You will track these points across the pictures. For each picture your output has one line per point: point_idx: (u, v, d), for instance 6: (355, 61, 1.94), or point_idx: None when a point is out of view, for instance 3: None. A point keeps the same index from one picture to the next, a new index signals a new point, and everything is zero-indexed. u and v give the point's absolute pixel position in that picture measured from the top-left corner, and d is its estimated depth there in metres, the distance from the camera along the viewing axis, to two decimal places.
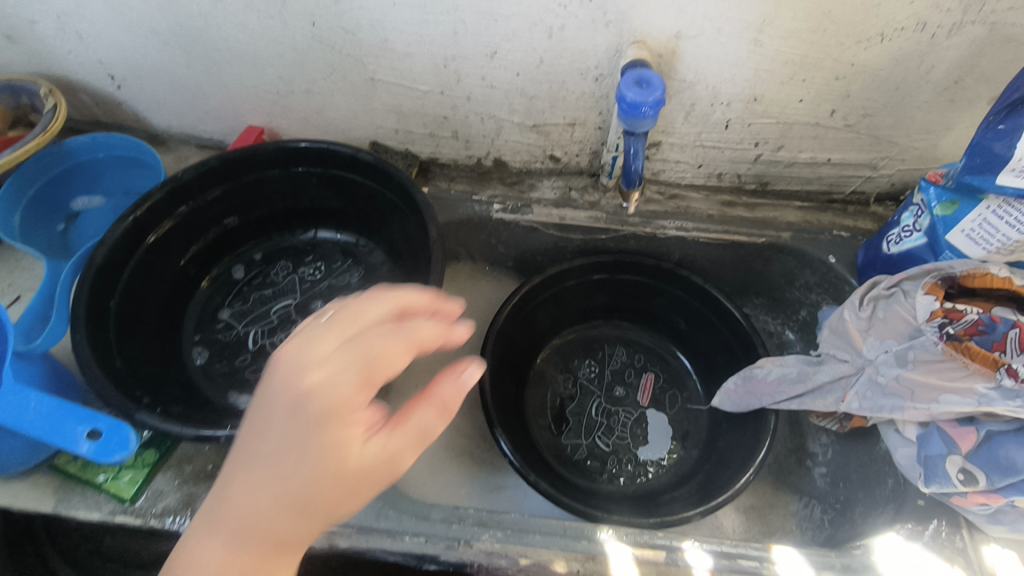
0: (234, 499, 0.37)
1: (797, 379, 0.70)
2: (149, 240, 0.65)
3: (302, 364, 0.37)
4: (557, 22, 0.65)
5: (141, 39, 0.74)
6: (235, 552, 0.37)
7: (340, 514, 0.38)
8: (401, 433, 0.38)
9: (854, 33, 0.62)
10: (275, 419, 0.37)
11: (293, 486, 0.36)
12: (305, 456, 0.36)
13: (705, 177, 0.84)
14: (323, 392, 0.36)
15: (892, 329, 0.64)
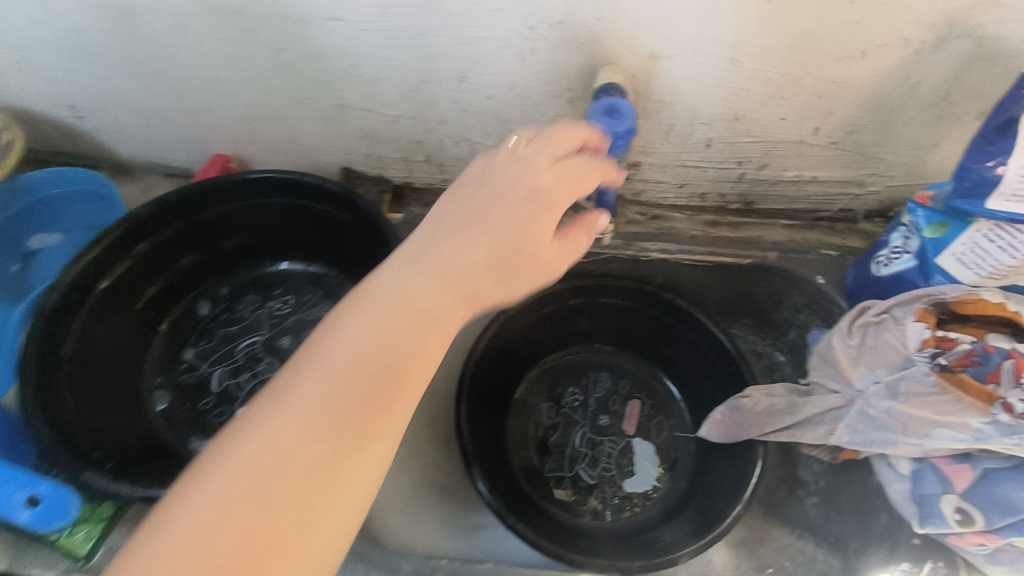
0: (446, 246, 0.40)
1: (785, 411, 0.69)
2: (102, 284, 0.62)
3: (537, 165, 0.44)
4: (526, 45, 0.62)
5: (98, 69, 0.71)
6: (430, 300, 0.38)
7: (512, 291, 0.42)
8: (569, 245, 0.45)
9: (836, 50, 0.60)
10: (506, 197, 0.43)
11: (505, 247, 0.41)
12: (511, 230, 0.42)
13: (687, 197, 0.81)
14: (548, 182, 0.43)
15: (882, 360, 0.61)
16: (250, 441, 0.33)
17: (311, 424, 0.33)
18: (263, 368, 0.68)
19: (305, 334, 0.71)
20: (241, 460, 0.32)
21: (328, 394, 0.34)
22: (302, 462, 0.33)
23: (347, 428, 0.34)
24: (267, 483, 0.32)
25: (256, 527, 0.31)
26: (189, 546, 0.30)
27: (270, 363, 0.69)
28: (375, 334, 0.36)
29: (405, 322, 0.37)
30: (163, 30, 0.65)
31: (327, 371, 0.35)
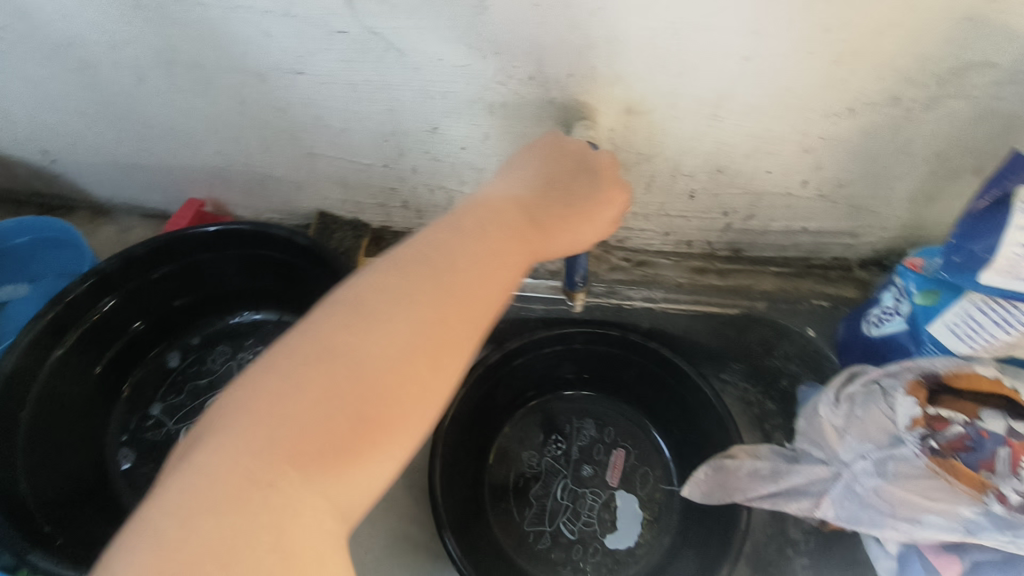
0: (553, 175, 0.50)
1: (769, 477, 0.67)
2: (58, 352, 0.60)
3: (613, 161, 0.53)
4: (497, 99, 0.60)
5: (68, 118, 0.70)
6: (536, 214, 0.48)
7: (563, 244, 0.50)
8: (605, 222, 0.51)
9: (821, 107, 0.57)
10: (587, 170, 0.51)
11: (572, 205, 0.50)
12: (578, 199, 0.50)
13: (674, 244, 0.78)
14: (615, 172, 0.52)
15: (869, 431, 0.58)
16: (409, 290, 0.39)
17: (459, 284, 0.40)
18: None
19: None
20: (401, 302, 0.39)
21: (472, 266, 0.42)
22: (453, 308, 0.39)
23: (484, 294, 0.41)
24: (423, 323, 0.38)
25: (414, 356, 0.37)
26: (365, 357, 0.36)
27: None
28: (505, 227, 0.45)
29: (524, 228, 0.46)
30: (129, 81, 0.64)
31: (471, 240, 0.43)
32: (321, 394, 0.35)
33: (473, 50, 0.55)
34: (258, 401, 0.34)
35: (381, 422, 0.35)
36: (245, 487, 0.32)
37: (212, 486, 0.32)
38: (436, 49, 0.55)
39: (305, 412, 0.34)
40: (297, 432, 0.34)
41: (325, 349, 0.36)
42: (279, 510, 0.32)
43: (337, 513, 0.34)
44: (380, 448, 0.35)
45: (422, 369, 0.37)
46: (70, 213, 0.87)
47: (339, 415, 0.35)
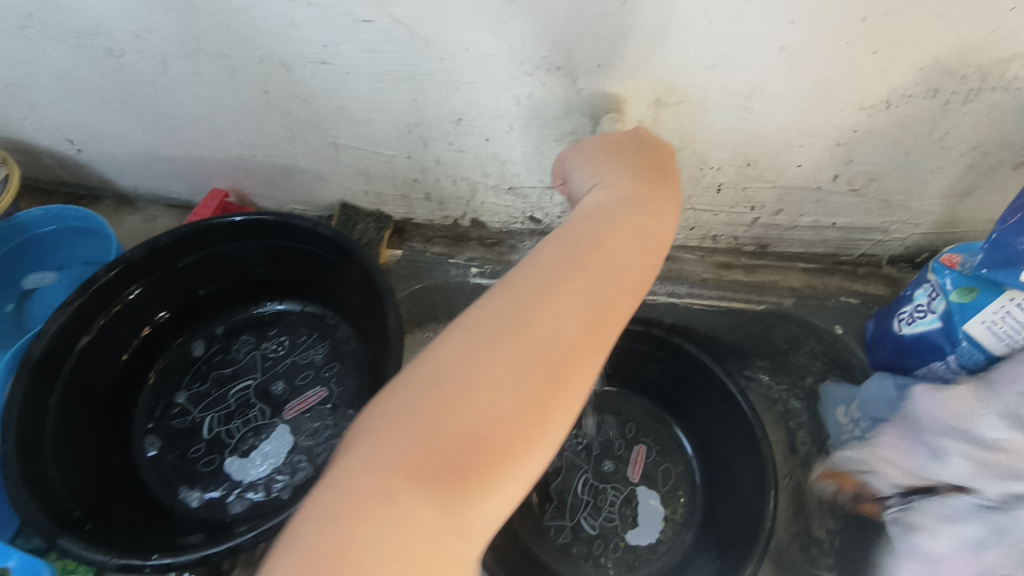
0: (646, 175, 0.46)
1: (997, 537, 0.50)
2: (84, 340, 0.61)
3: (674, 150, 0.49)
4: (524, 90, 0.59)
5: (92, 106, 0.70)
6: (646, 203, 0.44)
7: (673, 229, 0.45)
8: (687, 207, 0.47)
9: (856, 99, 0.56)
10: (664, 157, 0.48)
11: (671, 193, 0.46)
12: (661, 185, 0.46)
13: (698, 238, 0.77)
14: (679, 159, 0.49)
15: (1014, 457, 0.50)
16: (520, 309, 0.37)
17: (573, 297, 0.37)
18: (255, 415, 0.67)
19: (298, 379, 0.70)
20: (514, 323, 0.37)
21: (589, 275, 0.39)
22: (568, 323, 0.37)
23: (599, 306, 0.38)
24: (541, 345, 0.36)
25: (530, 376, 0.35)
26: (481, 377, 0.34)
27: (262, 409, 0.68)
28: (621, 231, 0.41)
29: (644, 230, 0.42)
30: (154, 70, 0.64)
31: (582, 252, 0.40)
32: (440, 416, 0.33)
33: (500, 39, 0.54)
34: (383, 420, 0.34)
35: (503, 442, 0.33)
36: (370, 502, 0.31)
37: (338, 499, 0.31)
38: (464, 38, 0.55)
39: (425, 433, 0.33)
40: (416, 450, 0.32)
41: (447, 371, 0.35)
42: (399, 525, 0.31)
43: (457, 536, 0.32)
44: (505, 469, 0.33)
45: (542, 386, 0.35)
46: (96, 202, 0.87)
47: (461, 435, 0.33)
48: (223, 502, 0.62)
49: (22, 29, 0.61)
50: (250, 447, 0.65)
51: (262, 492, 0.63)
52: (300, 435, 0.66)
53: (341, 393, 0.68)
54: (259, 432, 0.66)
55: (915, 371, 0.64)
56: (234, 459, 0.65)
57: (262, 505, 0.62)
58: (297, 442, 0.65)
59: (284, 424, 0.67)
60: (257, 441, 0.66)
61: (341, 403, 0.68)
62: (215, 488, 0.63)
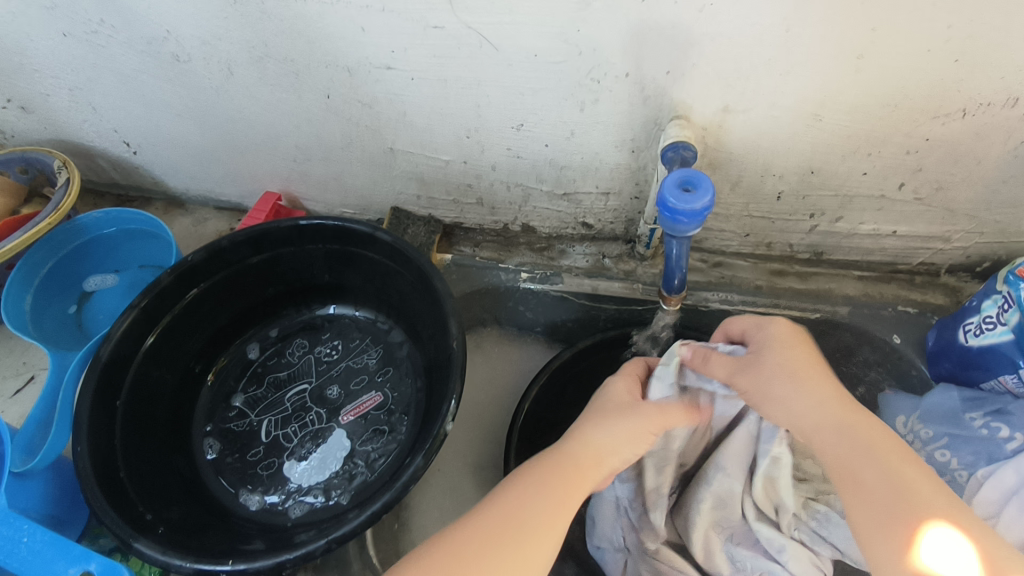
0: (626, 423, 0.53)
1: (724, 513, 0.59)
2: (147, 342, 0.61)
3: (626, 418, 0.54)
4: (589, 96, 0.59)
5: (152, 110, 0.71)
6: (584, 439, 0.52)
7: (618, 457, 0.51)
8: (629, 436, 0.52)
9: (931, 107, 0.55)
10: (610, 415, 0.54)
11: (604, 439, 0.52)
12: (592, 431, 0.53)
13: (753, 245, 0.76)
14: (620, 446, 0.52)
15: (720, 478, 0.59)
16: (498, 507, 0.46)
17: (498, 521, 0.45)
18: (312, 419, 0.68)
19: (353, 384, 0.70)
20: (492, 511, 0.46)
21: (518, 503, 0.47)
22: (535, 517, 0.46)
23: (559, 499, 0.47)
24: (507, 522, 0.45)
25: (511, 541, 0.44)
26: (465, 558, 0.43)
27: (319, 413, 0.68)
28: (550, 467, 0.50)
29: (579, 470, 0.49)
30: (218, 75, 0.64)
31: (549, 468, 0.50)
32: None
33: (569, 46, 0.54)
34: None
35: None
36: None
37: None
38: (532, 45, 0.54)
39: None
40: None
41: (433, 553, 0.44)
42: None
43: None
44: None
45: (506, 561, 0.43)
46: (147, 204, 0.88)
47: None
48: (282, 506, 0.63)
49: (91, 34, 0.62)
50: (307, 452, 0.65)
51: (321, 496, 0.63)
52: (357, 440, 0.66)
53: (396, 398, 0.68)
54: (316, 436, 0.66)
55: (980, 384, 0.63)
56: (292, 463, 0.65)
57: (321, 509, 0.62)
58: (355, 447, 0.66)
59: (341, 428, 0.67)
60: (314, 446, 0.66)
61: (396, 408, 0.68)
62: (274, 492, 0.63)
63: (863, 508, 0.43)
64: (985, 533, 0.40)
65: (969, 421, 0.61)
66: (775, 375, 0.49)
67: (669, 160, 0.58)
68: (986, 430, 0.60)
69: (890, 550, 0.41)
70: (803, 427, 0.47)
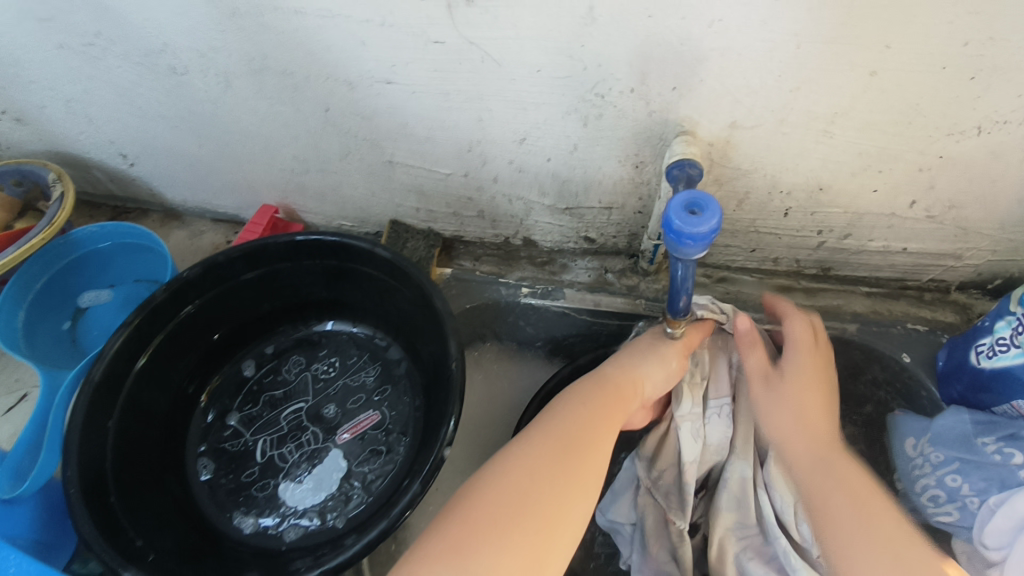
0: (667, 357, 0.57)
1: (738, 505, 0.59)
2: (139, 362, 0.60)
3: (668, 347, 0.57)
4: (593, 111, 0.57)
5: (148, 122, 0.70)
6: (626, 360, 0.56)
7: (656, 381, 0.56)
8: (670, 362, 0.57)
9: (945, 125, 0.53)
10: (649, 343, 0.58)
11: (643, 363, 0.56)
12: (631, 355, 0.57)
13: (759, 261, 0.75)
14: (660, 375, 0.56)
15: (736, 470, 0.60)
16: (560, 424, 0.50)
17: (567, 426, 0.49)
18: (309, 439, 0.66)
19: (350, 402, 0.68)
20: (555, 427, 0.49)
21: (581, 414, 0.50)
22: (595, 429, 0.50)
23: (611, 414, 0.51)
24: (572, 435, 0.48)
25: (584, 442, 0.48)
26: (542, 468, 0.46)
27: (315, 433, 0.67)
28: (601, 381, 0.54)
29: (628, 393, 0.53)
30: (215, 88, 0.63)
31: (598, 385, 0.53)
32: (515, 492, 0.44)
33: (573, 61, 0.52)
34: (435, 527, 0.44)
35: (507, 530, 0.43)
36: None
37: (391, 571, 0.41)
38: (536, 59, 0.53)
39: (453, 530, 0.43)
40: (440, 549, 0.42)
41: (509, 469, 0.46)
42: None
43: None
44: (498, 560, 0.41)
45: (580, 468, 0.47)
46: (143, 216, 0.87)
47: (532, 502, 0.44)
48: (277, 530, 0.61)
49: (87, 46, 0.61)
50: (303, 473, 0.64)
51: (316, 519, 0.62)
52: (354, 461, 0.65)
53: (394, 418, 0.67)
54: (312, 457, 0.65)
55: (991, 408, 0.61)
56: (288, 485, 0.64)
57: (316, 533, 0.61)
58: (351, 468, 0.64)
59: (338, 449, 0.66)
60: (310, 467, 0.65)
61: (394, 427, 0.66)
62: (269, 515, 0.62)
63: (835, 528, 0.47)
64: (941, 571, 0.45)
65: (980, 447, 0.60)
66: (787, 402, 0.54)
67: (674, 178, 0.57)
68: (999, 456, 0.58)
69: (861, 572, 0.45)
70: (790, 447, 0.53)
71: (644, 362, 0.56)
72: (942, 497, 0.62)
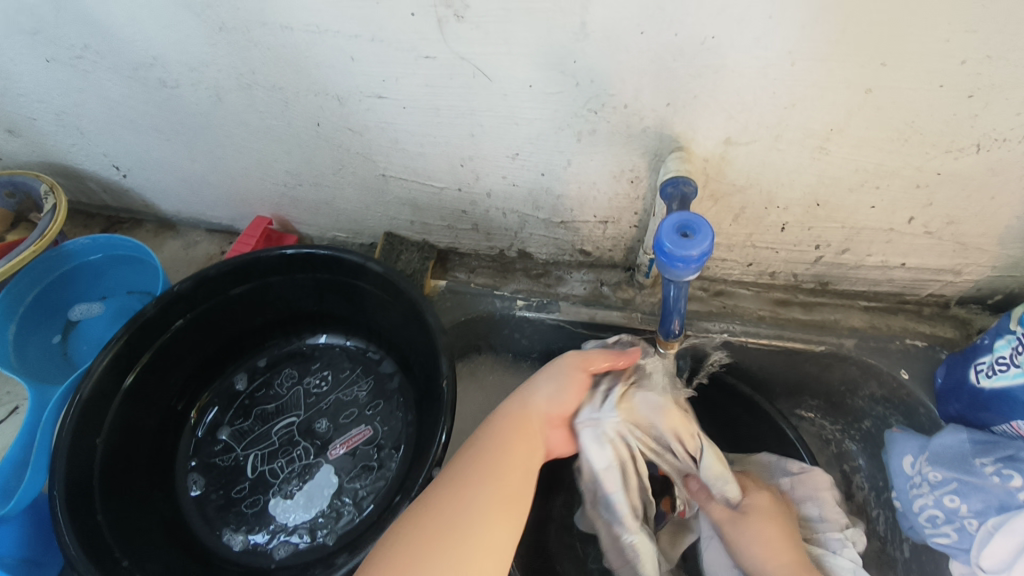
0: (559, 375, 0.58)
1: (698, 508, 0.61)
2: (129, 378, 0.60)
3: (567, 371, 0.58)
4: (587, 127, 0.57)
5: (140, 134, 0.69)
6: (526, 389, 0.57)
7: (560, 403, 0.57)
8: (573, 385, 0.58)
9: (943, 143, 0.52)
10: (552, 368, 0.59)
11: (546, 391, 0.57)
12: (533, 384, 0.58)
13: (756, 274, 0.74)
14: (560, 397, 0.57)
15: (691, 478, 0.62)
16: (465, 467, 0.50)
17: (477, 462, 0.51)
18: (300, 454, 0.66)
19: (342, 417, 0.68)
20: (463, 471, 0.50)
21: (490, 448, 0.52)
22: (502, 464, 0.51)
23: (515, 444, 0.52)
24: (481, 470, 0.50)
25: (494, 474, 0.50)
26: (453, 510, 0.47)
27: (306, 448, 0.66)
28: (509, 413, 0.55)
29: (532, 420, 0.55)
30: (206, 102, 0.63)
31: (507, 416, 0.55)
32: (426, 531, 0.45)
33: (566, 78, 0.52)
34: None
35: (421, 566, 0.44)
36: None
37: None
38: (527, 75, 0.52)
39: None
40: None
41: (421, 508, 0.47)
42: None
43: None
44: None
45: (488, 503, 0.48)
46: (137, 226, 0.87)
47: (437, 544, 0.45)
48: (267, 547, 0.61)
49: (77, 60, 0.61)
50: (293, 489, 0.64)
51: (307, 537, 0.61)
52: (345, 477, 0.64)
53: (386, 433, 0.66)
54: (303, 473, 0.65)
55: (990, 427, 0.60)
56: (278, 501, 0.63)
57: (306, 550, 0.61)
58: (342, 484, 0.64)
59: (329, 464, 0.65)
60: (301, 483, 0.64)
61: (386, 443, 0.66)
62: (259, 531, 0.62)
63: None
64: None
65: (979, 468, 0.59)
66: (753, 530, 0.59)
67: (669, 196, 0.56)
68: (997, 478, 0.57)
69: None
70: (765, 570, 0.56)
71: (548, 389, 0.57)
72: (940, 517, 0.61)
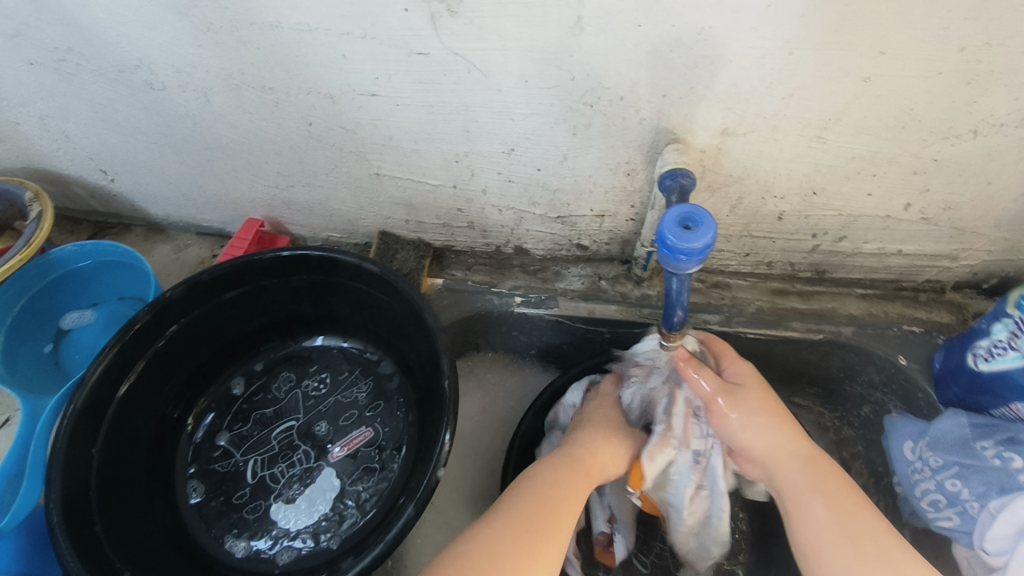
0: (618, 436, 0.58)
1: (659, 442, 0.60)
2: (123, 387, 0.59)
3: (614, 429, 0.59)
4: (583, 121, 0.56)
5: (126, 137, 0.68)
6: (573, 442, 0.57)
7: (613, 467, 0.56)
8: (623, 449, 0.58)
9: (940, 129, 0.52)
10: (600, 427, 0.59)
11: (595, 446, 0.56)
12: (578, 439, 0.58)
13: (753, 265, 0.74)
14: (613, 458, 0.57)
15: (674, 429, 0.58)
16: (525, 502, 0.49)
17: (530, 504, 0.49)
18: (300, 458, 0.65)
19: (342, 419, 0.67)
20: (523, 505, 0.49)
21: (549, 493, 0.50)
22: (564, 509, 0.50)
23: (576, 482, 0.52)
24: (540, 515, 0.48)
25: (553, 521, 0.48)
26: (510, 547, 0.45)
27: (307, 452, 0.65)
28: (564, 459, 0.54)
29: (591, 475, 0.54)
30: (194, 103, 0.62)
31: (562, 465, 0.54)
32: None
33: (562, 71, 0.51)
34: None
35: None
36: None
37: None
38: (522, 70, 0.52)
39: None
40: None
41: (472, 549, 0.45)
42: None
43: None
44: None
45: (542, 536, 0.47)
46: (125, 231, 0.85)
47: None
48: (269, 553, 0.61)
49: (60, 62, 0.59)
50: (294, 493, 0.63)
51: (310, 541, 0.61)
52: (347, 479, 0.64)
53: (387, 434, 0.66)
54: (304, 477, 0.64)
55: (990, 410, 0.61)
56: (279, 505, 0.62)
57: (309, 555, 0.60)
58: (344, 487, 0.63)
59: (330, 467, 0.64)
60: (302, 487, 0.63)
61: (387, 444, 0.65)
62: (261, 538, 0.61)
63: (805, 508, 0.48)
64: (915, 561, 0.45)
65: (980, 451, 0.59)
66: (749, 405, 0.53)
67: (666, 189, 0.56)
68: (998, 460, 0.57)
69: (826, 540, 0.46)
70: (762, 447, 0.53)
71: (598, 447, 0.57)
72: (942, 501, 0.62)
